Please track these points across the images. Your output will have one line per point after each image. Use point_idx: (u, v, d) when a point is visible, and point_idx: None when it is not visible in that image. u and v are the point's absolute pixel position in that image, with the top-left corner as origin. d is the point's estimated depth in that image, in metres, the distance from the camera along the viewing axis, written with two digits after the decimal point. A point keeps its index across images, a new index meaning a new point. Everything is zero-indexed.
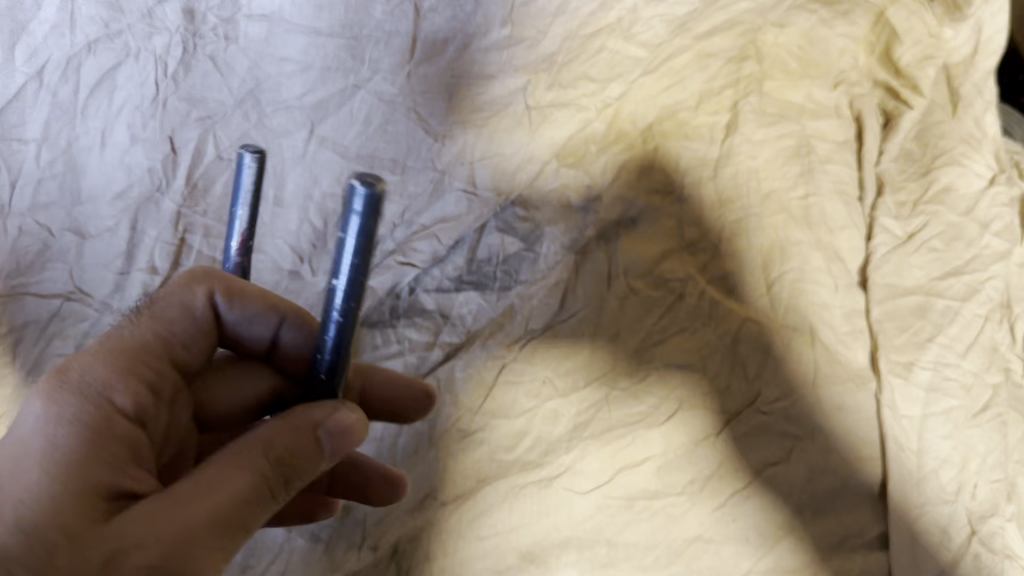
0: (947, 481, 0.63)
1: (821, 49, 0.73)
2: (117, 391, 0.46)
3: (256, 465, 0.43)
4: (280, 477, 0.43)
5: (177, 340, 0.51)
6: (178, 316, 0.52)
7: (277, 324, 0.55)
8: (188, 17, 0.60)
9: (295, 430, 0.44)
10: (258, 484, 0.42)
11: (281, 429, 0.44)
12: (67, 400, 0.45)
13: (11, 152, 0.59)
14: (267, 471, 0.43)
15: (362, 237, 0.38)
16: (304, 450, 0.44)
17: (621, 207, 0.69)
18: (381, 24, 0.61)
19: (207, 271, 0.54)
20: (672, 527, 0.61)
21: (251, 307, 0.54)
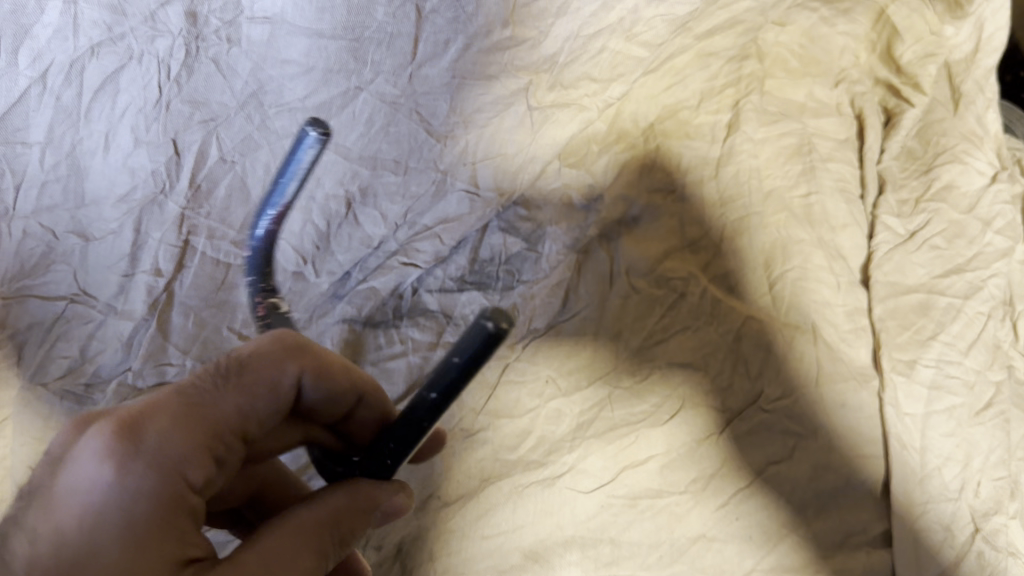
0: (949, 479, 0.63)
1: (822, 46, 0.74)
2: (191, 467, 0.44)
3: (322, 543, 0.45)
4: (338, 548, 0.47)
5: (259, 412, 0.48)
6: (261, 387, 0.48)
7: (354, 401, 0.53)
8: (190, 19, 0.56)
9: (361, 508, 0.47)
10: (322, 559, 0.45)
11: (347, 504, 0.47)
12: (140, 472, 0.43)
13: (15, 155, 0.57)
14: (327, 548, 0.46)
15: (472, 362, 0.39)
16: (363, 527, 0.47)
17: (623, 206, 0.70)
18: (383, 26, 0.58)
19: (297, 343, 0.50)
20: (676, 526, 0.61)
21: (332, 385, 0.51)
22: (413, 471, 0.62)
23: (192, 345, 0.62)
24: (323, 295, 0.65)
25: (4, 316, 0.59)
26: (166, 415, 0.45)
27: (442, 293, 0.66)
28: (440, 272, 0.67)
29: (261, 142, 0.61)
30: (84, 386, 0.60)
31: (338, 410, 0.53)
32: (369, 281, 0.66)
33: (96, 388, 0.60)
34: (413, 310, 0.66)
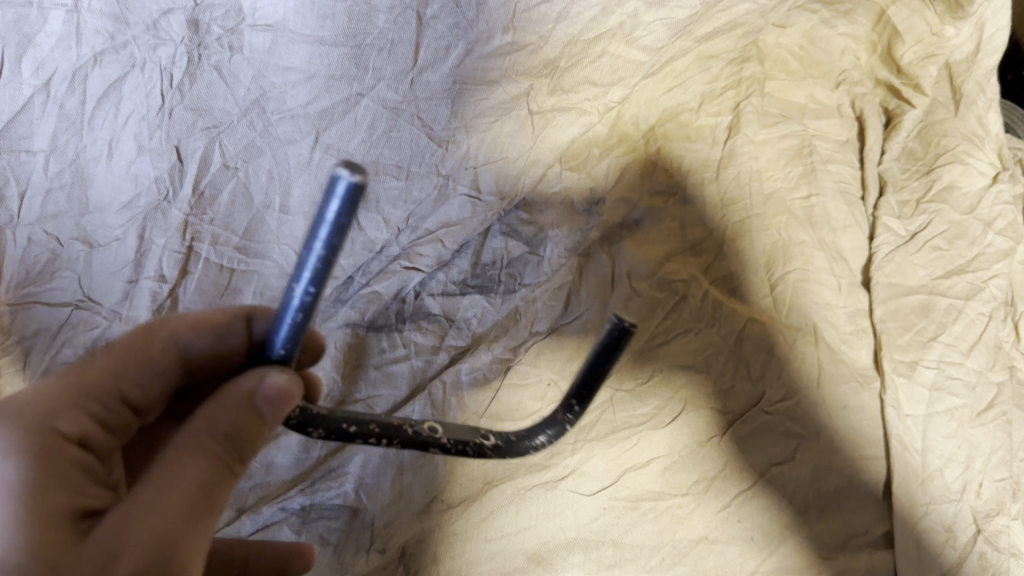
0: (951, 480, 0.63)
1: (823, 48, 0.75)
2: (62, 421, 0.44)
3: (204, 453, 0.41)
4: (232, 451, 0.42)
5: (132, 377, 0.48)
6: (118, 357, 0.48)
7: (218, 338, 0.51)
8: (192, 28, 0.57)
9: (233, 407, 0.42)
10: (210, 464, 0.41)
11: (218, 411, 0.42)
12: (14, 436, 0.42)
13: (20, 163, 0.58)
14: (217, 451, 0.42)
15: (336, 232, 0.34)
16: (247, 423, 0.43)
17: (624, 209, 0.70)
18: (383, 32, 0.59)
19: (150, 326, 0.50)
20: (678, 528, 0.62)
21: (189, 334, 0.50)
22: (415, 474, 0.62)
23: None
24: (326, 300, 0.65)
25: (11, 322, 0.60)
26: (18, 428, 0.42)
27: (444, 296, 0.68)
28: (442, 276, 0.68)
29: (264, 149, 0.61)
30: None
31: (224, 351, 0.51)
32: (372, 285, 0.66)
33: None
34: (416, 313, 0.67)
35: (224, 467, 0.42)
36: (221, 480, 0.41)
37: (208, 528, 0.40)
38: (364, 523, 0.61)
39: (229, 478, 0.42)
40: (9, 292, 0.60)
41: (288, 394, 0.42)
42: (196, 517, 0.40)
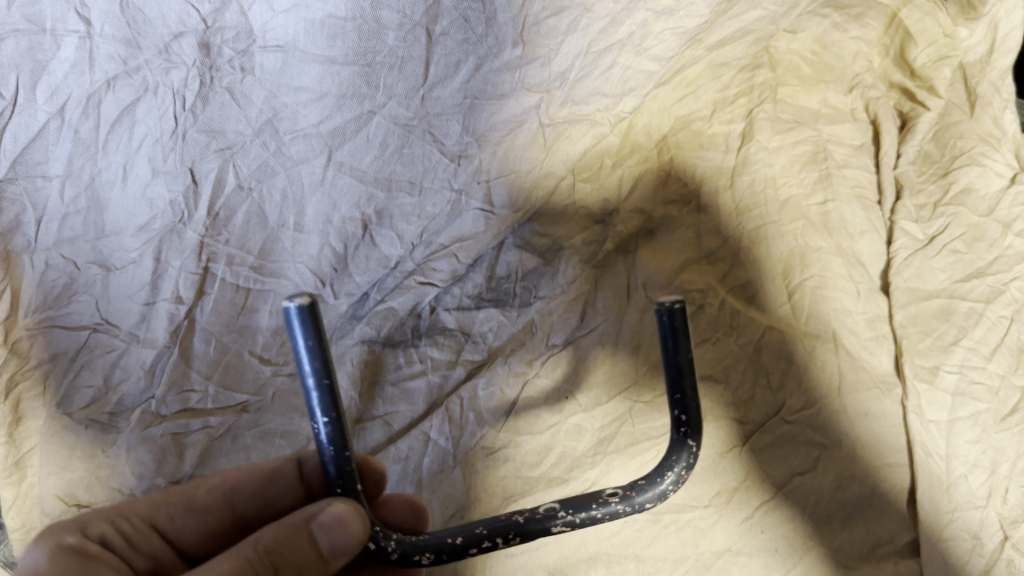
0: (976, 486, 0.62)
1: (835, 52, 0.74)
2: (157, 523, 0.57)
3: (240, 554, 0.46)
4: (267, 563, 0.47)
5: (178, 519, 0.58)
6: (176, 512, 0.58)
7: (268, 487, 0.59)
8: (204, 50, 0.57)
9: (291, 532, 0.48)
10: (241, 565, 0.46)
11: (276, 534, 0.48)
12: (101, 521, 0.55)
13: (35, 189, 0.59)
14: (251, 557, 0.47)
15: (312, 351, 0.43)
16: (294, 539, 0.48)
17: (639, 219, 0.70)
18: (393, 50, 0.58)
19: (205, 485, 0.59)
20: (700, 541, 0.62)
21: (245, 487, 0.59)
22: (435, 491, 0.64)
23: (214, 371, 0.63)
24: (343, 316, 0.65)
25: (30, 346, 0.61)
26: (130, 510, 0.57)
27: (460, 311, 0.68)
28: (457, 290, 0.68)
29: (278, 169, 0.61)
30: (108, 415, 0.63)
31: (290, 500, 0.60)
32: (387, 301, 0.66)
33: (120, 416, 0.63)
34: (432, 328, 0.67)
35: (252, 572, 0.46)
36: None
37: None
38: None
39: None
40: (28, 318, 0.61)
41: (348, 527, 0.47)
42: None
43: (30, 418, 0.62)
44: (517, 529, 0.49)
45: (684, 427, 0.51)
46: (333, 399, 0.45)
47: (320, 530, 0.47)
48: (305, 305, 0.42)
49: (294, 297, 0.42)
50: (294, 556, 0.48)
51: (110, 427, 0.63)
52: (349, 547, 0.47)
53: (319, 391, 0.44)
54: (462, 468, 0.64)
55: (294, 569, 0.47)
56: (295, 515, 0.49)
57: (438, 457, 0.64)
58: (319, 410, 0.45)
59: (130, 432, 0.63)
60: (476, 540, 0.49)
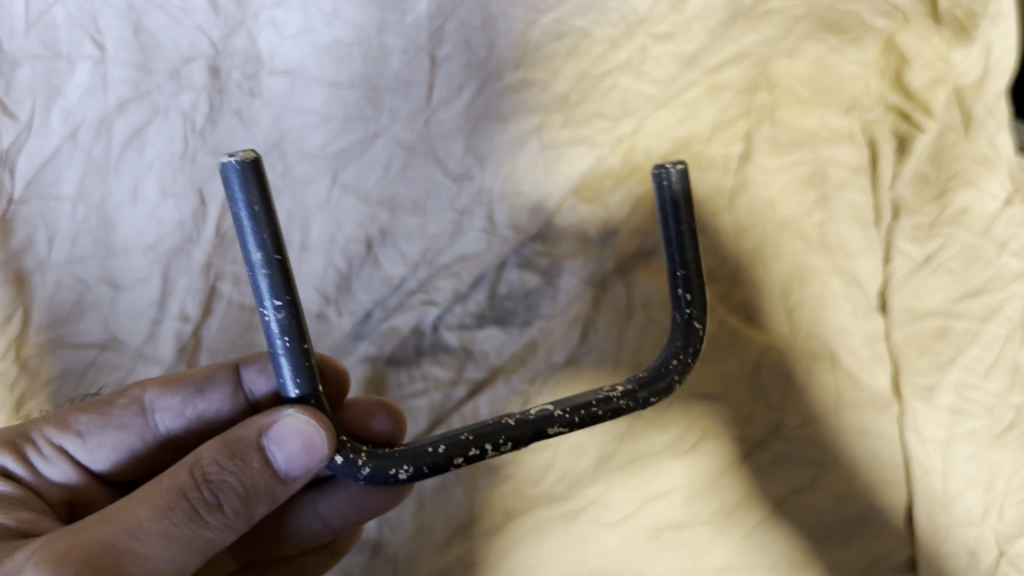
0: (974, 503, 0.64)
1: (832, 76, 0.69)
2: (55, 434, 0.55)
3: (178, 486, 0.43)
4: (210, 493, 0.43)
5: (80, 429, 0.55)
6: (85, 425, 0.55)
7: (199, 391, 0.56)
8: (213, 75, 0.63)
9: (242, 460, 0.45)
10: (180, 500, 0.42)
11: (221, 463, 0.44)
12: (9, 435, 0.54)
13: (47, 210, 0.61)
14: (192, 492, 0.43)
15: (250, 212, 0.41)
16: (242, 464, 0.45)
17: (638, 240, 0.68)
18: (398, 75, 0.65)
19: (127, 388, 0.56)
20: (701, 558, 0.65)
21: (171, 397, 0.56)
22: (438, 509, 0.64)
23: None
24: (346, 335, 0.67)
25: (40, 363, 0.61)
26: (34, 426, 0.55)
27: (461, 329, 0.67)
28: (459, 309, 0.67)
29: (285, 189, 0.65)
30: None
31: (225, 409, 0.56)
32: (390, 319, 0.67)
33: None
34: (434, 347, 0.67)
35: (196, 509, 0.43)
36: (181, 523, 0.42)
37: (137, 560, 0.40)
38: (387, 558, 0.64)
39: (198, 516, 0.43)
40: (38, 334, 0.61)
41: (311, 445, 0.45)
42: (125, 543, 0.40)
43: None
44: (510, 435, 0.47)
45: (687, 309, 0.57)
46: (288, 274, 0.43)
47: (274, 445, 0.45)
48: (248, 160, 0.40)
49: (236, 153, 0.40)
50: (246, 484, 0.45)
51: None
52: (308, 470, 0.46)
53: (268, 271, 0.42)
54: (465, 485, 0.64)
55: (240, 499, 0.44)
56: (239, 438, 0.45)
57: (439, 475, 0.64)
58: (268, 293, 0.43)
59: None
60: (463, 448, 0.46)
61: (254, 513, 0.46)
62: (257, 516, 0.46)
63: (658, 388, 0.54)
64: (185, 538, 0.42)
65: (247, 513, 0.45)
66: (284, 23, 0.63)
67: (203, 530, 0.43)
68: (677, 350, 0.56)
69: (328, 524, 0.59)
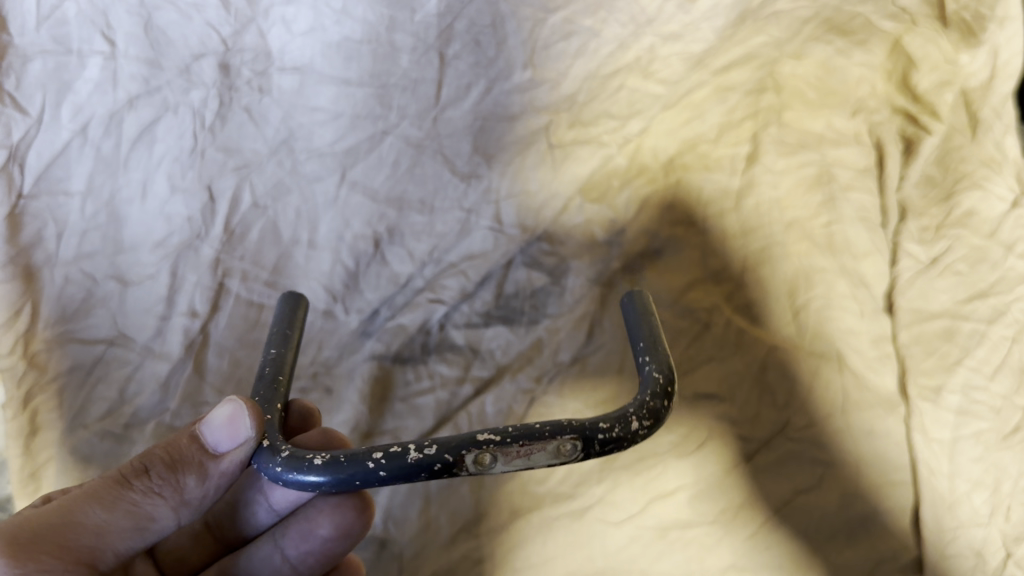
0: (980, 505, 0.63)
1: (839, 78, 0.69)
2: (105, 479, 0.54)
3: (116, 468, 0.45)
4: (136, 467, 0.45)
5: None
6: None
7: None
8: (223, 71, 0.62)
9: (173, 441, 0.46)
10: (109, 475, 0.45)
11: (156, 445, 0.46)
12: None
13: (57, 206, 0.62)
14: (123, 469, 0.45)
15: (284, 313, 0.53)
16: (175, 444, 0.45)
17: (645, 240, 0.69)
18: (407, 73, 0.63)
19: None
20: (705, 557, 0.63)
21: None
22: (444, 505, 0.64)
23: (226, 384, 0.64)
24: (353, 333, 0.68)
25: (47, 359, 0.62)
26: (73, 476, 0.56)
27: (468, 328, 0.68)
28: (466, 307, 0.68)
29: (293, 187, 0.65)
30: (123, 426, 0.63)
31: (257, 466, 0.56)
32: (397, 318, 0.68)
33: (135, 428, 0.63)
34: (440, 345, 0.68)
35: (119, 477, 0.44)
36: (103, 488, 0.44)
37: (53, 516, 0.43)
38: (392, 555, 0.64)
39: (119, 482, 0.44)
40: (46, 330, 0.62)
41: (235, 419, 0.44)
42: (51, 509, 0.43)
43: (47, 430, 0.62)
44: (436, 440, 0.41)
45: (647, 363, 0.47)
46: (285, 338, 0.51)
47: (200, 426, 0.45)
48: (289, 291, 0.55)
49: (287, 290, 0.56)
50: (174, 458, 0.45)
51: (124, 438, 0.63)
52: (233, 442, 0.44)
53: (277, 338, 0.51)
54: (471, 482, 0.65)
55: (168, 471, 0.44)
56: (179, 430, 0.46)
57: None
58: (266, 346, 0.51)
59: (143, 444, 0.62)
60: (383, 445, 0.41)
61: (188, 488, 0.45)
62: (195, 493, 0.45)
63: (610, 417, 0.43)
64: (103, 500, 0.43)
65: (178, 485, 0.45)
66: (294, 21, 0.61)
67: (126, 492, 0.44)
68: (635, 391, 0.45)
69: (286, 558, 0.56)
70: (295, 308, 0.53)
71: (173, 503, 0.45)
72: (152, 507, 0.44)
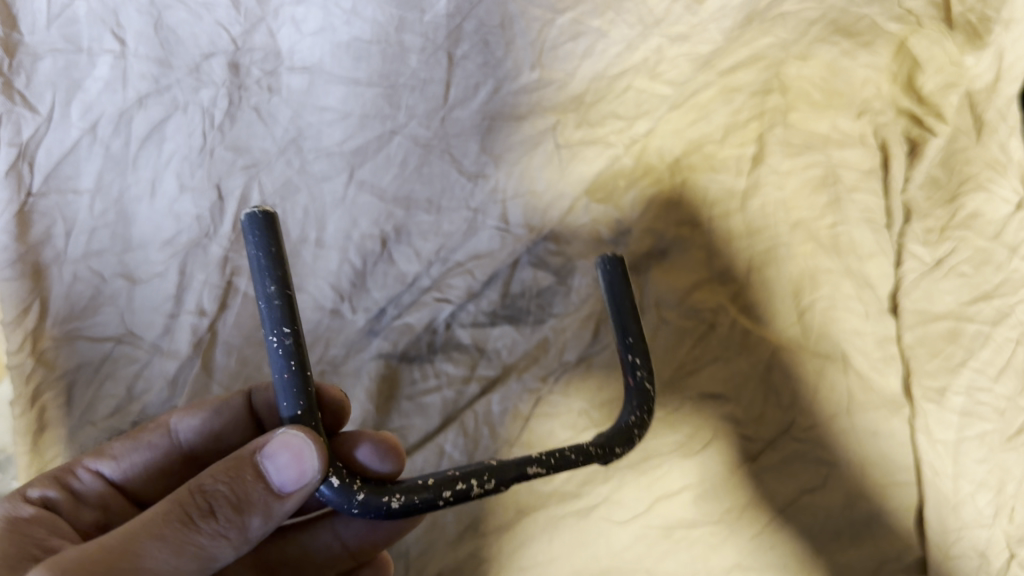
0: (983, 505, 0.63)
1: (845, 79, 0.70)
2: (97, 464, 0.56)
3: (173, 497, 0.43)
4: (203, 503, 0.42)
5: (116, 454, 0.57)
6: (123, 452, 0.57)
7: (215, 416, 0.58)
8: (233, 70, 0.63)
9: (237, 472, 0.44)
10: (173, 509, 0.42)
11: (216, 475, 0.43)
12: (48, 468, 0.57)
13: (66, 203, 0.62)
14: (186, 503, 0.42)
15: (268, 256, 0.43)
16: (241, 479, 0.44)
17: (651, 239, 0.70)
18: (416, 73, 0.64)
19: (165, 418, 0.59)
20: (710, 557, 0.64)
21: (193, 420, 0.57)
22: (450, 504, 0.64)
23: (234, 382, 0.65)
24: (360, 331, 0.67)
25: (54, 356, 0.62)
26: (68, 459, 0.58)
27: (474, 327, 0.68)
28: (472, 306, 0.68)
29: (301, 186, 0.65)
30: (132, 423, 0.63)
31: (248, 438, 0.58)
32: (404, 316, 0.68)
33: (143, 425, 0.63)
34: (447, 344, 0.68)
35: (187, 516, 0.42)
36: (172, 529, 0.41)
37: (123, 560, 0.40)
38: (400, 554, 0.65)
39: (189, 524, 0.42)
40: (54, 327, 0.62)
41: (301, 456, 0.43)
42: (112, 549, 0.40)
43: (54, 428, 0.62)
44: (493, 472, 0.46)
45: (636, 370, 0.54)
46: (292, 309, 0.44)
47: (266, 461, 0.44)
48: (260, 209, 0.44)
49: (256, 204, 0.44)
50: (240, 497, 0.43)
51: None
52: (301, 481, 0.44)
53: (277, 305, 0.43)
54: None
55: (234, 510, 0.43)
56: (237, 456, 0.44)
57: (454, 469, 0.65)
58: (272, 324, 0.43)
59: None
60: (449, 483, 0.45)
61: (251, 527, 0.44)
62: (256, 531, 0.44)
63: (619, 435, 0.52)
64: (176, 547, 0.41)
65: (242, 526, 0.43)
66: (303, 21, 0.62)
67: (193, 533, 0.42)
68: (630, 406, 0.53)
69: (347, 547, 0.59)
70: (276, 241, 0.43)
71: (235, 543, 0.43)
72: (218, 549, 0.43)
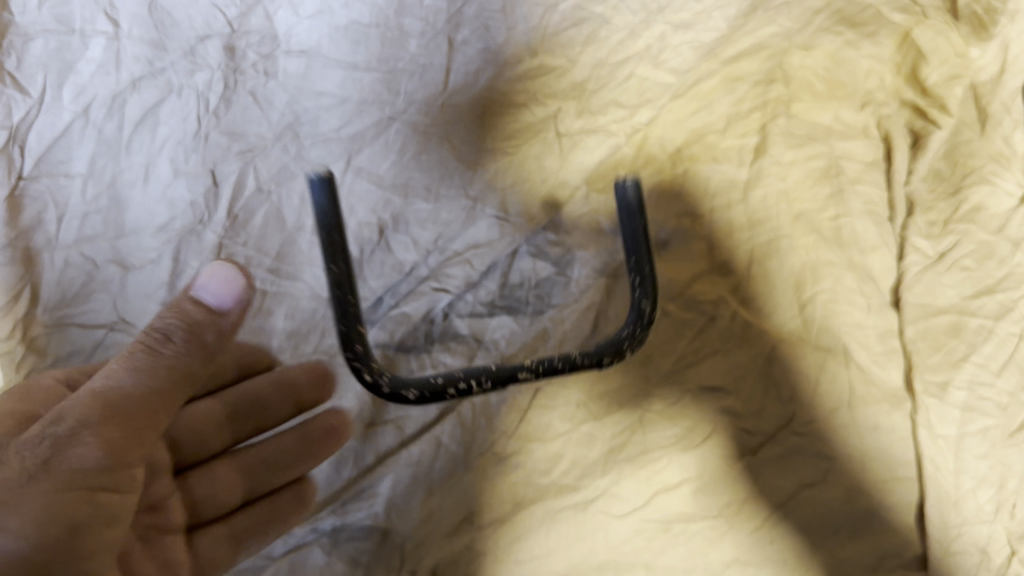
0: (984, 501, 0.63)
1: (847, 70, 0.69)
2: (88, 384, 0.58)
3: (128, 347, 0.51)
4: (159, 331, 0.51)
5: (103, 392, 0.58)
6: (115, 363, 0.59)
7: None
8: (229, 53, 0.63)
9: (177, 306, 0.52)
10: (134, 349, 0.51)
11: (164, 314, 0.52)
12: None
13: (58, 187, 0.61)
14: (145, 340, 0.51)
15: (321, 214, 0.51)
16: (186, 309, 0.51)
17: (653, 230, 0.68)
18: (415, 58, 0.65)
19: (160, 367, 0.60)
20: (710, 551, 0.64)
21: None
22: (448, 496, 0.63)
23: None
24: None
25: (46, 344, 0.61)
26: None
27: (472, 318, 0.66)
28: (470, 296, 0.66)
29: (296, 171, 0.64)
30: None
31: None
32: (401, 306, 0.66)
33: None
34: (444, 335, 0.65)
35: (149, 346, 0.51)
36: (138, 357, 0.50)
37: (126, 392, 0.49)
38: (394, 545, 0.63)
39: (154, 356, 0.50)
40: (44, 314, 0.61)
41: (230, 280, 0.52)
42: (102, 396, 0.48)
43: None
44: (489, 374, 0.56)
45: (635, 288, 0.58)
46: (336, 252, 0.52)
47: (201, 290, 0.52)
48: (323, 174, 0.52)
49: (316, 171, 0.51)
50: (185, 313, 0.51)
51: None
52: (232, 288, 0.52)
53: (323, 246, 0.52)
54: (472, 471, 0.64)
55: (186, 332, 0.51)
56: (169, 308, 0.52)
57: (449, 462, 0.64)
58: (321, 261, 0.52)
59: None
60: (454, 382, 0.55)
61: (208, 342, 0.52)
62: (215, 348, 0.52)
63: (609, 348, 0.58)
64: (158, 376, 0.50)
65: (201, 347, 0.51)
66: (302, 4, 0.64)
67: (158, 357, 0.50)
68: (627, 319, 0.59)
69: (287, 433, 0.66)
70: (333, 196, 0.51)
71: (200, 358, 0.52)
72: (190, 363, 0.51)
